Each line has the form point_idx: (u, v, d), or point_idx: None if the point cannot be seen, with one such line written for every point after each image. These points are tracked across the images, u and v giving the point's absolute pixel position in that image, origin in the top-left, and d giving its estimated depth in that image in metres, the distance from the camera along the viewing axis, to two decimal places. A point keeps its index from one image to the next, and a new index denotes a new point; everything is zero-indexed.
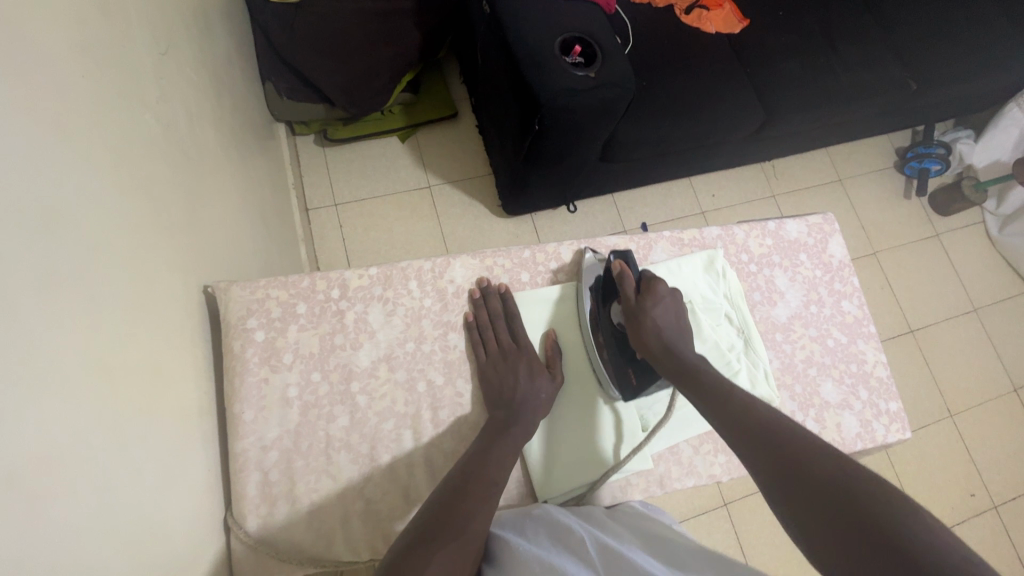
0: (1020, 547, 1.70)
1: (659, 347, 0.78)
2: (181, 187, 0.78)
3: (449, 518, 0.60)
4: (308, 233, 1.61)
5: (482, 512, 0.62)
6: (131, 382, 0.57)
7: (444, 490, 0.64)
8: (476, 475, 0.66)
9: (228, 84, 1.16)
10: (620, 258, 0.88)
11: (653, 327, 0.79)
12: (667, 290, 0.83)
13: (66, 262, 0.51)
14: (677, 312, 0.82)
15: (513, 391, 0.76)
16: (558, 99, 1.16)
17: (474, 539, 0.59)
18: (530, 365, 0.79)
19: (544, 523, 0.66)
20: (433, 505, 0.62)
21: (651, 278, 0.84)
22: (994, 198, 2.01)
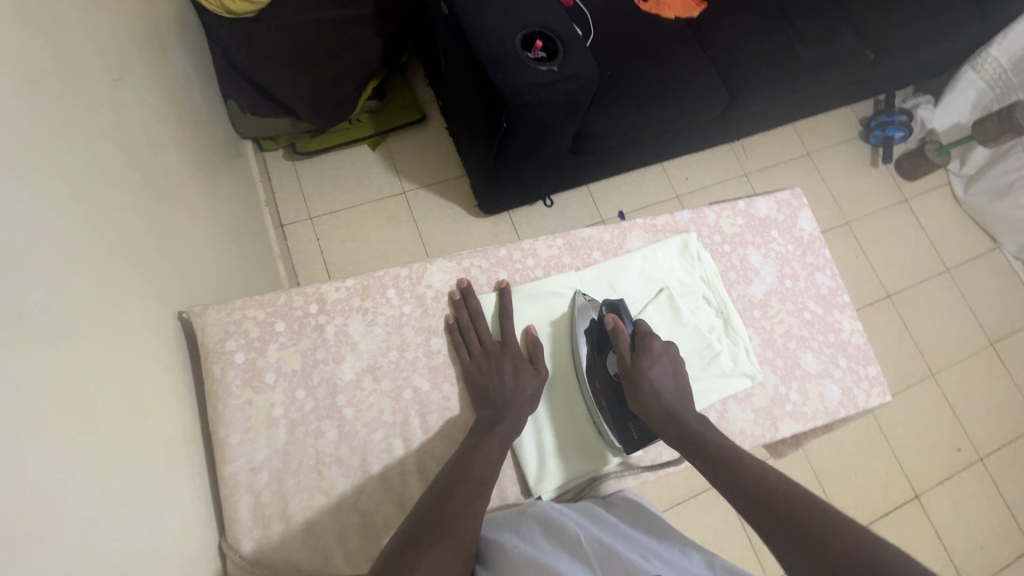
0: (1006, 495, 1.76)
1: (660, 411, 0.76)
2: (147, 213, 0.76)
3: (438, 522, 0.61)
4: (285, 249, 1.60)
5: (472, 512, 0.63)
6: (109, 417, 0.56)
7: (432, 495, 0.65)
8: (465, 476, 0.67)
9: (189, 106, 1.14)
10: (615, 308, 0.84)
11: (652, 392, 0.77)
12: (663, 345, 0.81)
13: (34, 299, 0.50)
14: (677, 371, 0.80)
15: (503, 389, 0.77)
16: (524, 95, 1.16)
17: (466, 539, 0.60)
18: (516, 362, 0.79)
19: (535, 520, 0.66)
20: (422, 511, 0.63)
21: (645, 333, 0.81)
22: (955, 159, 2.08)
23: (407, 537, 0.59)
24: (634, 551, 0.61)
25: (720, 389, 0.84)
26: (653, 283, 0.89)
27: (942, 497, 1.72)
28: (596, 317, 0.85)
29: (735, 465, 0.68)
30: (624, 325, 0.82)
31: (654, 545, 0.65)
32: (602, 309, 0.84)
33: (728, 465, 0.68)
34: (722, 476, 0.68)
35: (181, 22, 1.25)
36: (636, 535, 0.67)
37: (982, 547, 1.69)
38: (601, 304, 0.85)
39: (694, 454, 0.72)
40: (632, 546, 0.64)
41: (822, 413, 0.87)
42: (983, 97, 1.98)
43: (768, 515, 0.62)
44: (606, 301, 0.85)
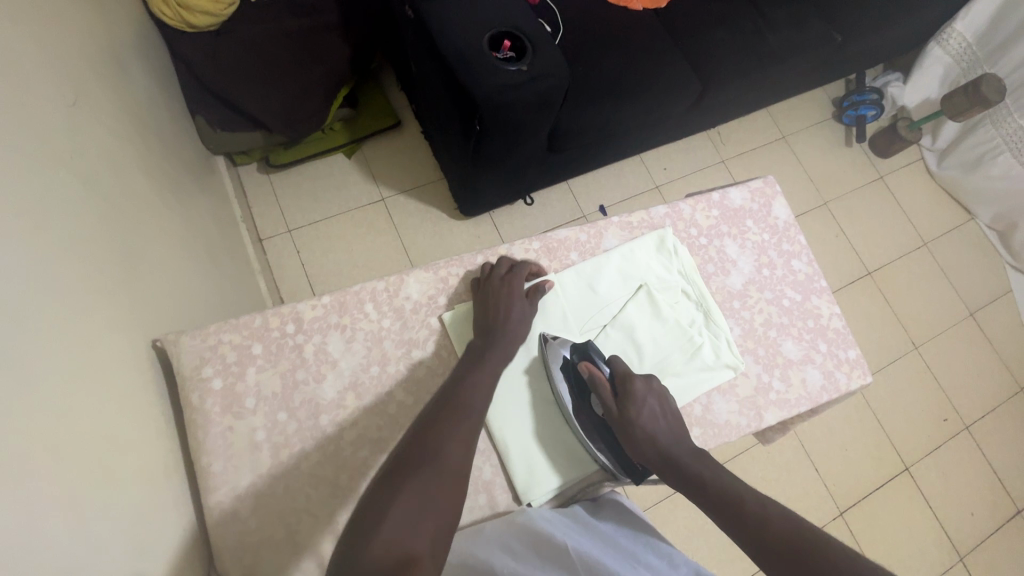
0: (993, 461, 1.80)
1: (655, 455, 0.73)
2: (114, 242, 0.75)
3: (425, 446, 0.61)
4: (265, 264, 1.58)
5: (458, 434, 0.64)
6: (81, 459, 0.54)
7: (418, 423, 0.65)
8: (453, 402, 0.68)
9: (154, 126, 1.11)
10: (586, 352, 0.81)
11: (643, 434, 0.74)
12: (644, 382, 0.78)
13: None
14: (664, 402, 0.77)
15: (505, 317, 0.80)
16: (494, 96, 1.16)
17: (455, 460, 0.62)
18: (517, 291, 0.82)
19: (519, 534, 0.64)
20: (409, 437, 0.63)
21: (625, 374, 0.78)
22: (927, 135, 2.11)
23: (394, 461, 0.60)
24: (622, 561, 0.61)
25: (704, 382, 0.85)
26: (632, 281, 0.89)
27: (932, 468, 1.75)
28: (570, 362, 0.81)
29: (719, 485, 0.67)
30: (600, 369, 0.80)
31: (641, 553, 0.65)
32: (575, 359, 0.81)
33: (712, 487, 0.67)
34: (707, 499, 0.67)
35: (141, 40, 1.22)
36: (622, 543, 0.67)
37: (972, 514, 1.73)
38: (573, 354, 0.81)
39: (680, 479, 0.70)
40: (620, 555, 0.64)
41: (806, 399, 0.88)
42: (950, 72, 2.01)
43: (735, 514, 0.64)
44: (573, 347, 0.82)
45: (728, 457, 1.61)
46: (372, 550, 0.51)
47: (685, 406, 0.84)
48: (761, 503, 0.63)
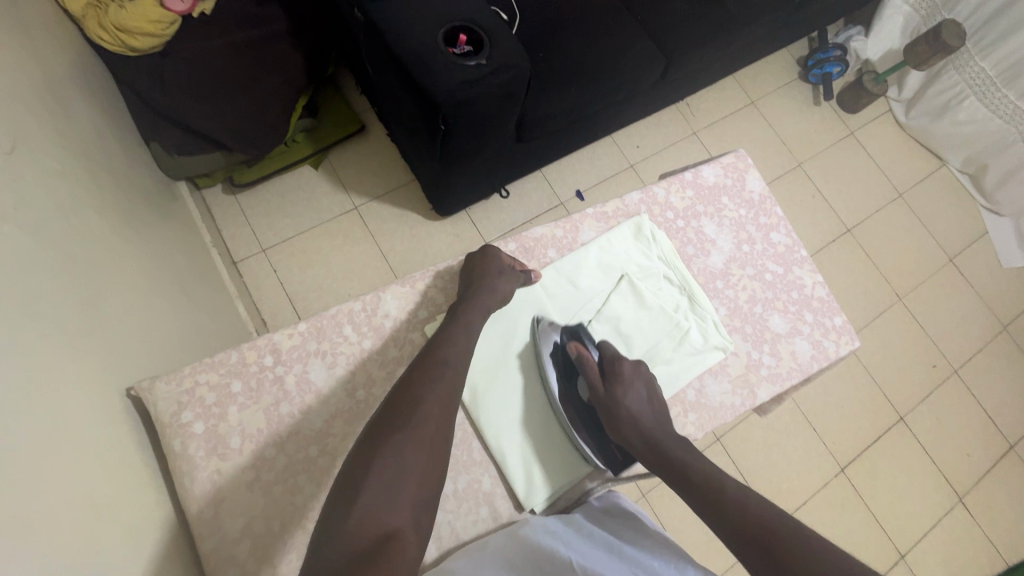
0: (983, 400, 1.85)
1: (640, 440, 0.75)
2: (73, 292, 0.72)
3: (401, 414, 0.64)
4: (241, 288, 1.54)
5: (432, 395, 0.66)
6: (60, 530, 0.52)
7: (395, 390, 0.68)
8: (428, 364, 0.70)
9: (105, 162, 1.07)
10: (576, 333, 0.83)
11: (630, 419, 0.76)
12: (632, 367, 0.80)
13: None
14: (653, 387, 0.80)
15: (484, 276, 0.81)
16: (455, 95, 1.13)
17: (429, 422, 0.64)
18: (499, 259, 0.83)
19: (523, 553, 0.64)
20: (388, 404, 0.66)
21: (613, 357, 0.80)
22: (894, 86, 2.12)
23: (372, 429, 0.63)
24: (620, 569, 0.61)
25: (694, 366, 0.84)
26: (613, 271, 0.88)
27: (926, 414, 1.78)
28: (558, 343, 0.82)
29: (710, 483, 0.68)
30: (589, 351, 0.82)
31: (646, 560, 0.64)
32: (563, 339, 0.82)
33: (703, 484, 0.68)
34: (694, 493, 0.69)
35: (81, 72, 1.16)
36: (628, 550, 0.66)
37: (968, 455, 1.77)
38: (563, 333, 0.83)
39: (668, 470, 0.72)
40: (625, 565, 0.63)
41: (796, 371, 0.89)
42: (911, 21, 2.01)
43: (715, 504, 0.66)
44: (563, 328, 0.84)
45: (728, 428, 1.63)
46: (351, 522, 0.54)
47: (677, 393, 0.84)
48: (750, 500, 0.65)
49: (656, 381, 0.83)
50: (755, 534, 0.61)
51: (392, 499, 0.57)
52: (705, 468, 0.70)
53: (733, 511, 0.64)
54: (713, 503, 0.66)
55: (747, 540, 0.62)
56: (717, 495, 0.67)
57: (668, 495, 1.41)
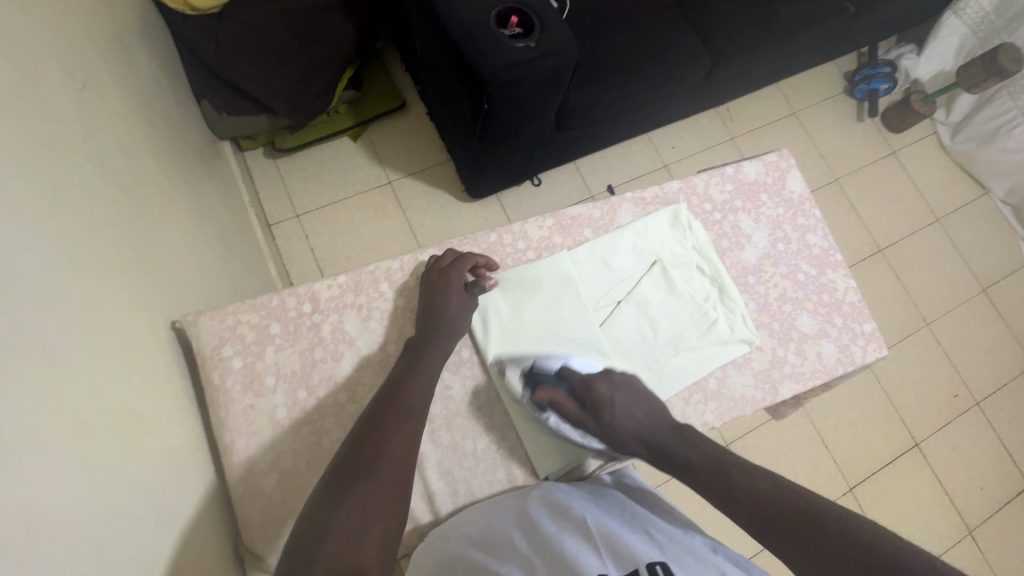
0: (1003, 436, 1.81)
1: (644, 447, 0.74)
2: (129, 226, 0.75)
3: (363, 459, 0.62)
4: (274, 249, 1.58)
5: (398, 439, 0.65)
6: (109, 437, 0.55)
7: (354, 434, 0.65)
8: (388, 407, 0.68)
9: (162, 112, 1.11)
10: (534, 377, 0.79)
11: (625, 432, 0.75)
12: (608, 383, 0.77)
13: (34, 324, 0.50)
14: (630, 386, 0.78)
15: (443, 311, 0.77)
16: (502, 74, 1.14)
17: (393, 464, 0.63)
18: (454, 286, 0.79)
19: (536, 505, 0.66)
20: (347, 448, 0.64)
21: (584, 383, 0.77)
22: (942, 108, 2.07)
23: (338, 469, 0.61)
24: (632, 526, 0.62)
25: (719, 356, 0.85)
26: (646, 257, 0.89)
27: (942, 443, 1.75)
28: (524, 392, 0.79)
29: (713, 466, 0.69)
30: (556, 390, 0.78)
31: (655, 518, 0.65)
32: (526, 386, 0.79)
33: (706, 467, 0.69)
34: (705, 484, 0.69)
35: (144, 24, 1.21)
36: (636, 509, 0.67)
37: (982, 488, 1.74)
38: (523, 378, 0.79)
39: (680, 468, 0.71)
40: (636, 522, 0.64)
41: (820, 373, 0.89)
42: (966, 42, 1.98)
43: (726, 488, 0.67)
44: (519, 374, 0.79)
45: (739, 435, 1.62)
46: (320, 560, 0.53)
47: (699, 380, 0.85)
48: (753, 479, 0.66)
49: (680, 366, 0.84)
50: (768, 514, 0.62)
51: (361, 537, 0.57)
52: (710, 456, 0.70)
53: (745, 493, 0.65)
54: (728, 489, 0.67)
55: (762, 521, 0.62)
56: (728, 480, 0.67)
57: (672, 492, 1.41)
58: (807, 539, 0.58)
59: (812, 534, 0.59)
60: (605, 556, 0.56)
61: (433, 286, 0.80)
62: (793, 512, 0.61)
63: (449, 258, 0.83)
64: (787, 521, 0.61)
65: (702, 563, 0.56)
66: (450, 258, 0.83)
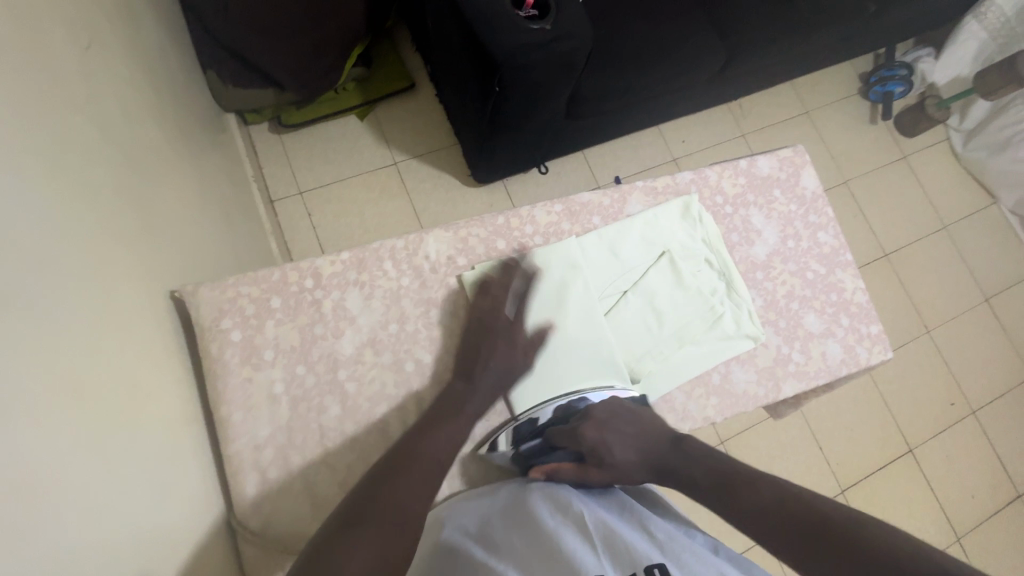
0: (998, 445, 1.81)
1: (648, 471, 0.73)
2: (129, 192, 0.73)
3: (384, 495, 0.59)
4: (276, 226, 1.57)
5: (444, 451, 0.66)
6: (106, 404, 0.55)
7: (375, 469, 0.62)
8: (437, 421, 0.69)
9: (167, 80, 1.09)
10: (529, 456, 0.75)
11: (625, 469, 0.72)
12: (594, 428, 0.73)
13: (30, 287, 0.49)
14: (613, 420, 0.74)
15: (478, 341, 0.77)
16: (515, 57, 1.11)
17: (436, 473, 0.64)
18: (495, 316, 0.78)
19: (534, 498, 0.65)
20: (367, 481, 0.61)
21: (571, 438, 0.73)
22: (956, 115, 2.05)
23: (387, 464, 0.63)
24: (634, 527, 0.61)
25: (723, 351, 0.85)
26: (655, 247, 0.88)
27: (936, 450, 1.76)
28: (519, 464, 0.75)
29: (718, 478, 0.69)
30: (552, 459, 0.74)
31: (654, 516, 0.64)
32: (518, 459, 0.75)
33: (711, 482, 0.69)
34: (714, 499, 0.68)
35: None
36: (636, 507, 0.67)
37: (973, 497, 1.74)
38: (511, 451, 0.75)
39: (692, 488, 0.70)
40: (635, 520, 0.63)
41: (824, 372, 0.88)
42: (985, 48, 1.95)
43: (729, 496, 0.67)
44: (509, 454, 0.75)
45: (734, 432, 1.62)
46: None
47: (702, 374, 0.85)
48: (760, 491, 0.66)
49: (683, 359, 0.84)
50: (783, 526, 0.62)
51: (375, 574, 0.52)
52: (715, 469, 0.70)
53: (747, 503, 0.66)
54: (734, 503, 0.67)
55: (779, 536, 0.62)
56: (732, 491, 0.68)
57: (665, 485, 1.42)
58: (811, 545, 0.59)
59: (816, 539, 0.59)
60: (602, 554, 0.56)
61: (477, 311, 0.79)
62: (793, 518, 0.62)
63: (498, 280, 0.81)
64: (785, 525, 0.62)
65: (703, 564, 0.56)
66: (499, 280, 0.81)
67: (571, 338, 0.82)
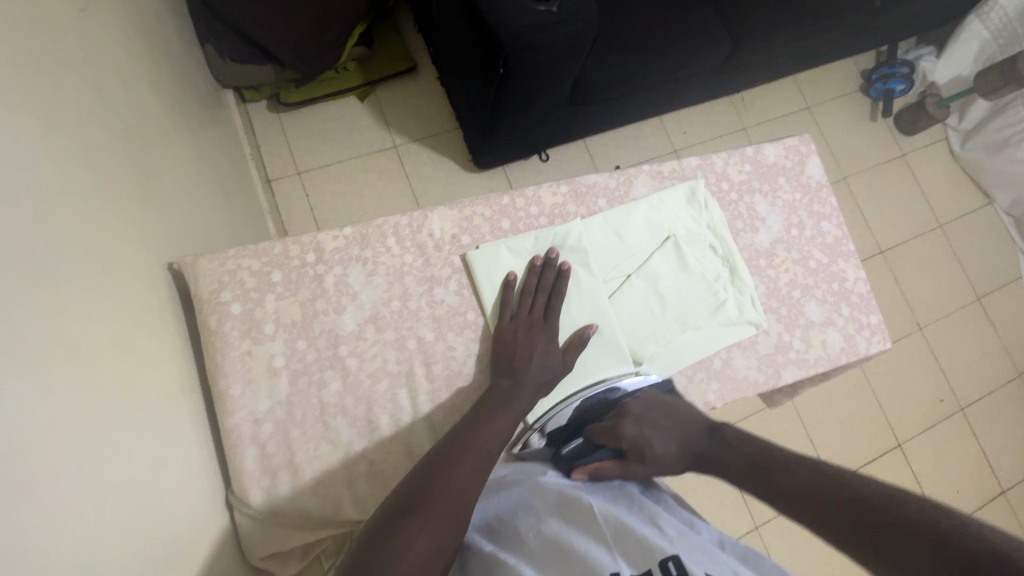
0: (985, 442, 1.84)
1: (686, 460, 0.73)
2: (126, 158, 0.72)
3: (434, 486, 0.59)
4: (273, 205, 1.54)
5: (498, 436, 0.67)
6: (101, 369, 0.54)
7: (424, 464, 0.63)
8: (493, 406, 0.70)
9: (165, 50, 1.07)
10: (568, 459, 0.73)
11: (665, 458, 0.72)
12: (633, 422, 0.74)
13: (22, 242, 0.48)
14: (649, 413, 0.76)
15: (512, 337, 0.76)
16: (520, 38, 1.10)
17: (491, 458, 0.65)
18: (526, 314, 0.78)
19: (546, 491, 0.64)
20: (415, 476, 0.61)
21: (610, 432, 0.74)
22: (955, 114, 2.06)
23: (447, 446, 0.64)
24: (644, 521, 0.60)
25: (726, 336, 0.85)
26: (660, 231, 0.87)
27: (925, 446, 1.78)
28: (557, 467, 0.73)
29: (754, 459, 0.68)
30: (593, 457, 0.73)
31: (664, 512, 0.62)
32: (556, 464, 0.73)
33: (747, 460, 0.68)
34: (755, 482, 0.66)
35: None
36: (644, 501, 0.64)
37: (958, 491, 1.77)
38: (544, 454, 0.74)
39: (733, 472, 0.69)
40: (643, 513, 0.61)
41: (823, 360, 0.88)
42: (986, 48, 1.96)
43: (767, 478, 0.65)
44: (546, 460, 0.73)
45: (728, 424, 1.63)
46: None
47: (704, 359, 0.85)
48: (797, 476, 0.63)
49: (686, 344, 0.84)
50: (820, 513, 0.58)
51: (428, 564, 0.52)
52: (753, 449, 0.69)
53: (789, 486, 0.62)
54: (776, 486, 0.64)
55: (820, 515, 0.58)
56: (770, 473, 0.65)
57: None
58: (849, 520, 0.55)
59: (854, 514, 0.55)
60: (614, 549, 0.54)
61: (510, 310, 0.79)
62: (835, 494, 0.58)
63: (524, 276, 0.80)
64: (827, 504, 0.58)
65: (716, 564, 0.54)
66: (525, 276, 0.80)
67: (575, 320, 0.81)
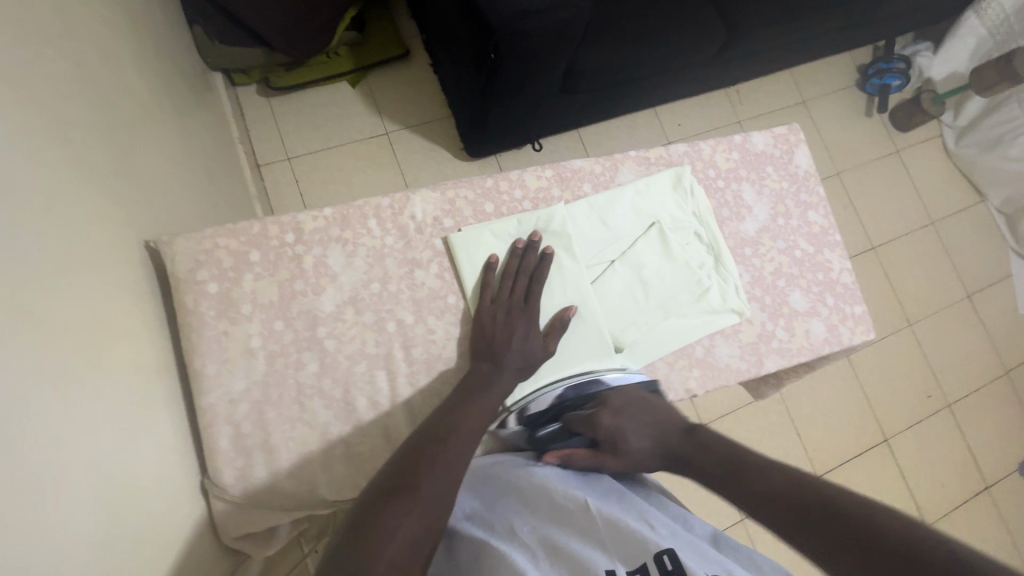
0: (970, 438, 1.85)
1: (658, 458, 0.72)
2: (102, 132, 0.70)
3: (419, 468, 0.59)
4: (262, 190, 1.53)
5: (478, 418, 0.67)
6: (72, 342, 0.53)
7: (405, 450, 0.61)
8: (475, 389, 0.70)
9: (149, 26, 1.05)
10: (544, 442, 0.74)
11: (636, 454, 0.72)
12: (611, 414, 0.73)
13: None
14: (629, 406, 0.75)
15: (491, 322, 0.76)
16: (511, 22, 1.08)
17: (472, 439, 0.65)
18: (504, 300, 0.77)
19: (536, 482, 0.64)
20: (397, 462, 0.60)
21: (586, 423, 0.73)
22: (949, 111, 2.06)
23: (432, 427, 0.64)
24: (635, 516, 0.60)
25: (708, 324, 0.84)
26: (645, 217, 0.87)
27: (911, 441, 1.79)
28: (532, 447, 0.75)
29: (726, 461, 0.67)
30: (566, 446, 0.73)
31: (655, 508, 0.63)
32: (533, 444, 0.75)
33: (716, 463, 0.68)
34: (722, 483, 0.66)
35: None
36: (635, 499, 0.65)
37: (943, 486, 1.78)
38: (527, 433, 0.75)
39: (701, 474, 0.68)
40: (634, 508, 0.62)
41: (807, 350, 0.88)
42: (983, 45, 1.95)
43: (735, 478, 0.65)
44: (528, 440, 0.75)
45: (716, 416, 1.63)
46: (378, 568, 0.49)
47: (686, 346, 0.84)
48: (775, 480, 0.62)
49: (668, 331, 0.83)
50: (786, 513, 0.58)
51: (414, 551, 0.52)
52: (726, 450, 0.68)
53: (758, 485, 0.63)
54: (743, 486, 0.64)
55: (783, 517, 0.58)
56: (738, 474, 0.65)
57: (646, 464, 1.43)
58: (815, 524, 0.55)
59: (820, 519, 0.55)
60: (609, 547, 0.55)
61: (490, 295, 0.78)
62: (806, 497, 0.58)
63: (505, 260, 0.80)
64: (794, 505, 0.58)
65: (706, 556, 0.55)
66: (507, 260, 0.80)
67: (556, 304, 0.81)
